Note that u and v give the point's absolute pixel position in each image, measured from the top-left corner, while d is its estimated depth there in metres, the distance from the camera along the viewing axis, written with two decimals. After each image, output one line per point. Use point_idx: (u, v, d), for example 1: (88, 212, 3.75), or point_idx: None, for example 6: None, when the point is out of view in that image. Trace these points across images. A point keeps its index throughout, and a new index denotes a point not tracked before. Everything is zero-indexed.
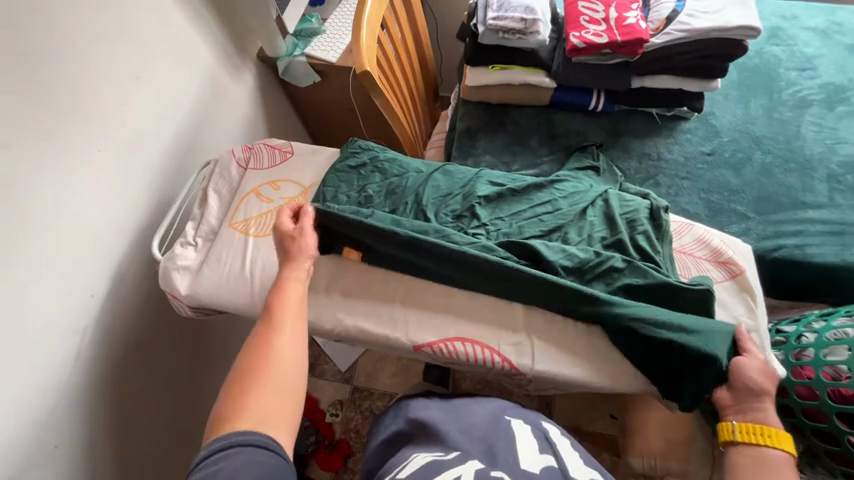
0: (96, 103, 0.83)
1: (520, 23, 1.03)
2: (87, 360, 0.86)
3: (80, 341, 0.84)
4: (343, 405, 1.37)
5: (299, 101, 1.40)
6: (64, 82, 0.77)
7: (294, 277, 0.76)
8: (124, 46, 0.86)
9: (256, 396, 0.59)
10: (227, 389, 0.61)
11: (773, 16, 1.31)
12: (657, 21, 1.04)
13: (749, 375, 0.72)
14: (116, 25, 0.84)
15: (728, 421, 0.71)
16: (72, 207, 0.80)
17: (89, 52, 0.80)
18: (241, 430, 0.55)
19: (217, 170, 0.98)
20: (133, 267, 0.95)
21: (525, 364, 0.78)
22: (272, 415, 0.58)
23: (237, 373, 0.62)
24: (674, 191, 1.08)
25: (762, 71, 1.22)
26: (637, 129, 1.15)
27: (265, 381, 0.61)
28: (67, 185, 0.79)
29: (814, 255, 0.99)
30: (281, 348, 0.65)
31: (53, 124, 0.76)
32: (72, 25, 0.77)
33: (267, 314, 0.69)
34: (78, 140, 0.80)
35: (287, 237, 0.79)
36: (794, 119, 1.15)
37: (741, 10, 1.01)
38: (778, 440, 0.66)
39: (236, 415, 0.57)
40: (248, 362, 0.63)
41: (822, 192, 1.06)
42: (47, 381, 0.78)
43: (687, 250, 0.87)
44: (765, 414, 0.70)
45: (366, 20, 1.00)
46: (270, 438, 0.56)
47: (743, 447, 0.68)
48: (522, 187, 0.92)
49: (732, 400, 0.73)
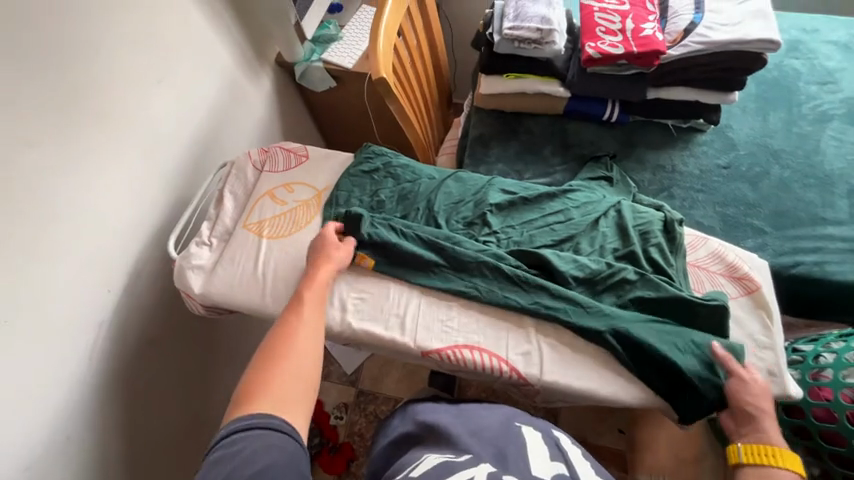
0: (119, 105, 0.85)
1: (535, 33, 1.03)
2: (102, 354, 0.88)
3: (96, 336, 0.86)
4: (348, 408, 1.37)
5: (314, 106, 1.42)
6: (93, 85, 0.80)
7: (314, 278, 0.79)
8: (148, 51, 0.89)
9: (275, 381, 0.64)
10: (249, 373, 0.66)
11: (793, 29, 1.30)
12: (675, 33, 1.03)
13: (747, 399, 0.71)
14: (141, 30, 0.87)
15: (733, 443, 0.70)
16: (93, 205, 0.83)
17: (116, 56, 0.84)
18: (258, 413, 0.60)
19: (233, 171, 1.00)
20: (149, 265, 0.97)
21: (534, 374, 0.77)
22: (290, 400, 0.64)
23: (260, 358, 0.68)
24: (688, 204, 1.06)
25: (782, 84, 1.20)
26: (651, 141, 1.14)
27: (284, 368, 0.66)
28: (89, 184, 0.82)
29: (834, 272, 0.97)
30: (300, 338, 0.70)
31: (82, 125, 0.79)
32: (103, 31, 0.80)
33: (290, 307, 0.75)
34: (104, 140, 0.84)
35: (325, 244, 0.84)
36: (814, 133, 1.13)
37: (761, 23, 1.00)
38: (783, 459, 0.66)
39: (256, 397, 0.62)
40: (270, 351, 0.68)
41: (843, 208, 1.03)
42: (63, 373, 0.80)
43: (702, 264, 0.86)
44: (768, 434, 0.69)
45: (383, 28, 1.01)
46: (283, 421, 0.61)
47: (751, 469, 0.67)
48: (534, 196, 0.92)
49: (735, 425, 0.72)
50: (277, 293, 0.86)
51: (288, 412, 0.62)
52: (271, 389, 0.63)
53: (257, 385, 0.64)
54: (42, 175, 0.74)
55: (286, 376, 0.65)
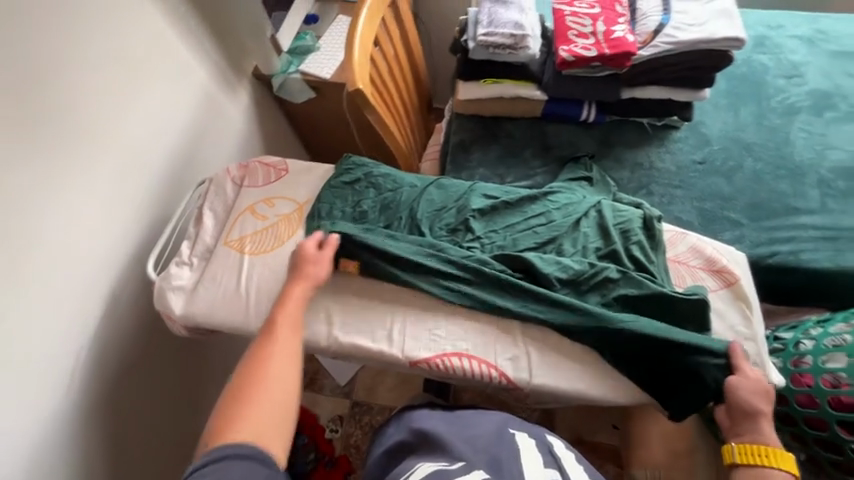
0: (91, 126, 0.83)
1: (510, 39, 1.05)
2: (83, 381, 0.85)
3: (76, 363, 0.84)
4: (342, 421, 1.36)
5: (294, 117, 1.41)
6: (67, 107, 0.79)
7: (292, 296, 0.78)
8: (121, 71, 0.88)
9: (253, 409, 0.63)
10: (229, 397, 0.65)
11: (758, 25, 1.34)
12: (644, 34, 1.06)
13: (741, 396, 0.72)
14: (111, 50, 0.85)
15: (727, 443, 0.72)
16: (68, 230, 0.81)
17: (87, 77, 0.82)
18: (237, 443, 0.59)
19: (212, 187, 0.98)
20: (130, 287, 0.95)
21: (523, 378, 0.78)
22: (269, 428, 0.63)
23: (239, 383, 0.67)
24: (667, 200, 1.08)
25: (750, 79, 1.24)
26: (628, 139, 1.16)
27: (261, 394, 0.65)
28: (62, 209, 0.79)
29: (808, 260, 1.00)
30: (278, 363, 0.69)
31: (56, 148, 0.78)
32: (73, 52, 0.79)
33: (269, 328, 0.73)
34: (81, 162, 0.82)
35: (303, 259, 0.81)
36: (783, 126, 1.16)
37: (726, 22, 1.03)
38: (775, 459, 0.68)
39: (234, 426, 0.61)
40: (247, 376, 0.67)
41: (815, 198, 1.06)
42: (43, 404, 0.78)
43: (682, 259, 0.87)
44: (763, 434, 0.71)
45: (358, 39, 1.01)
46: (263, 449, 0.60)
47: (745, 469, 0.69)
48: (516, 200, 0.93)
49: (730, 423, 0.74)
50: (262, 310, 0.85)
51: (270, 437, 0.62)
52: (249, 419, 0.62)
53: (235, 412, 0.63)
54: (11, 203, 0.72)
55: (263, 401, 0.65)
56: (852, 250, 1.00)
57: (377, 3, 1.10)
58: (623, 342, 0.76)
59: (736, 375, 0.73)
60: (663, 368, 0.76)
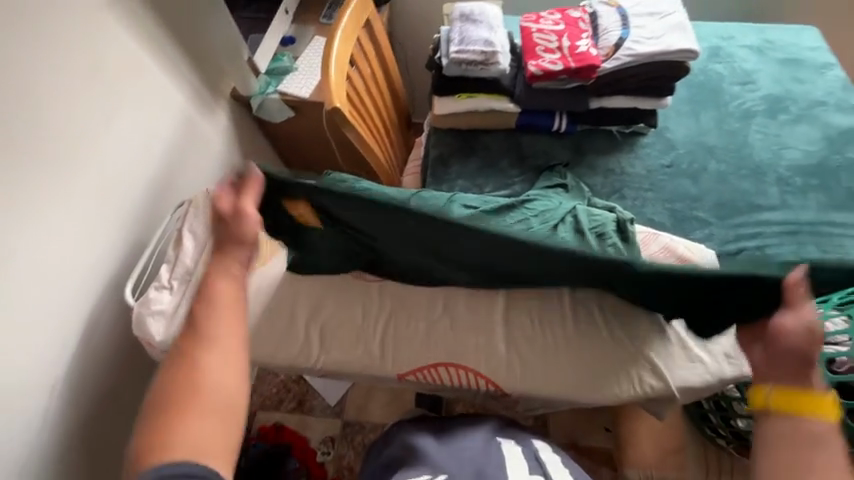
0: (64, 154, 0.82)
1: (481, 55, 1.10)
2: (57, 415, 0.82)
3: (50, 397, 0.81)
4: (334, 442, 1.33)
5: (274, 135, 1.42)
6: (47, 130, 0.79)
7: (226, 276, 0.70)
8: (94, 96, 0.87)
9: (187, 422, 0.59)
10: (157, 413, 0.61)
11: (713, 37, 1.43)
12: (606, 48, 1.12)
13: (790, 337, 0.63)
14: (84, 76, 0.85)
15: (761, 385, 0.64)
16: (41, 260, 0.79)
17: (59, 104, 0.81)
18: (174, 461, 0.56)
19: (191, 209, 0.97)
20: (108, 315, 0.93)
21: (508, 385, 0.80)
22: (208, 441, 0.59)
23: (166, 398, 0.62)
24: (639, 202, 1.13)
25: (708, 87, 1.32)
26: (599, 147, 1.21)
27: (194, 406, 0.60)
28: (34, 238, 0.77)
29: (773, 254, 1.05)
30: (210, 367, 0.63)
31: (36, 171, 0.77)
32: (43, 80, 0.78)
33: (193, 329, 0.66)
34: (61, 185, 0.82)
35: (225, 219, 0.71)
36: (742, 129, 1.23)
37: (680, 35, 1.10)
38: (817, 407, 0.61)
39: (166, 443, 0.57)
40: (175, 389, 0.62)
41: (775, 195, 1.13)
42: (14, 441, 0.75)
43: (655, 259, 0.90)
44: (810, 382, 0.62)
45: (334, 59, 1.04)
46: (206, 466, 0.56)
47: (778, 415, 0.62)
48: (495, 209, 0.96)
49: (767, 368, 0.66)
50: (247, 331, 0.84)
51: (210, 450, 0.58)
52: (183, 436, 0.58)
53: (168, 431, 0.58)
54: None
55: (199, 413, 0.60)
56: (812, 243, 1.06)
57: (352, 25, 1.14)
58: (638, 279, 0.72)
59: (787, 314, 0.65)
60: (691, 293, 0.72)
